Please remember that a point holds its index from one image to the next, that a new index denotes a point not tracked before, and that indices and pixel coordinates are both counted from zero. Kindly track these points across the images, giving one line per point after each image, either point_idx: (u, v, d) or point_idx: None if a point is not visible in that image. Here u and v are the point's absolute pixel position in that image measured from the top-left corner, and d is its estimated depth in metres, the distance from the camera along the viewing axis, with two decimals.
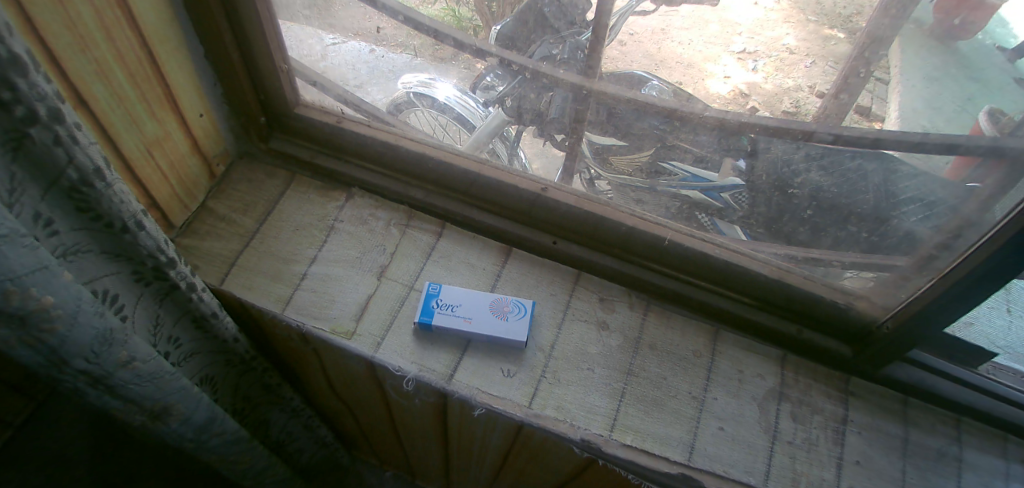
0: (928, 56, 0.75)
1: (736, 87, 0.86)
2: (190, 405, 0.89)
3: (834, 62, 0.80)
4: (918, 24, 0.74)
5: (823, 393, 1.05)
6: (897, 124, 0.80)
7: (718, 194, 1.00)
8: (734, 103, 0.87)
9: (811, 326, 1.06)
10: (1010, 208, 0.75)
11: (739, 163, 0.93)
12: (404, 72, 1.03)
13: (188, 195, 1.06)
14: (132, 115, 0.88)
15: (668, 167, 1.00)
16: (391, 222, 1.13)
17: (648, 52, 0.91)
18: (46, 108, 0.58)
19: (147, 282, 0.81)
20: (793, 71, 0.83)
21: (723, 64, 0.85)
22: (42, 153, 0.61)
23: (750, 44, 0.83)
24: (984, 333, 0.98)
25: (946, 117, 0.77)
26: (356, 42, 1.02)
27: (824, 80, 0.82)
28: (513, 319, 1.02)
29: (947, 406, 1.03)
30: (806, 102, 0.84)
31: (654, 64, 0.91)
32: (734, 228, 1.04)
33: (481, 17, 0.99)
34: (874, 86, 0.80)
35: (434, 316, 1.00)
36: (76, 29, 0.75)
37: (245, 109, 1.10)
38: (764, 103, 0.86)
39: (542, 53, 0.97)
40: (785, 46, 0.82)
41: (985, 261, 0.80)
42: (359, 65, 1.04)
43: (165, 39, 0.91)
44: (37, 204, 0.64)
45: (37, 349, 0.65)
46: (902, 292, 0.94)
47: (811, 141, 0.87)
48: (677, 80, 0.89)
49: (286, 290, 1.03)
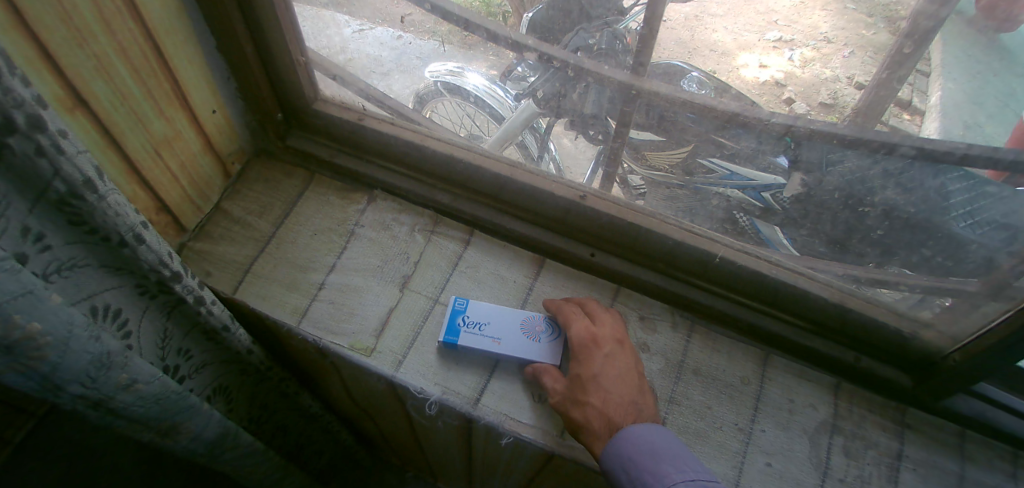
0: (969, 49, 0.68)
1: (772, 76, 0.78)
2: (200, 423, 0.82)
3: (874, 53, 0.72)
4: (960, 15, 0.66)
5: (879, 425, 0.96)
6: (937, 117, 0.72)
7: (760, 194, 0.98)
8: (769, 93, 0.79)
9: (871, 354, 0.96)
10: None
11: (780, 159, 0.88)
12: (432, 59, 0.94)
13: (202, 196, 0.99)
14: (137, 112, 0.81)
15: (709, 165, 0.99)
16: (415, 228, 1.05)
17: (681, 40, 0.80)
18: (25, 115, 0.51)
19: (152, 296, 0.74)
20: (831, 60, 0.74)
21: (758, 52, 0.77)
22: (23, 165, 0.54)
23: (786, 33, 0.75)
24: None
25: (987, 114, 0.71)
26: (383, 29, 0.93)
27: (863, 71, 0.73)
28: (545, 341, 0.92)
29: (1007, 441, 0.93)
30: (844, 94, 0.75)
31: (688, 52, 0.81)
32: (774, 228, 1.00)
33: (511, 3, 0.86)
34: (915, 79, 0.72)
35: (460, 335, 0.92)
36: (71, 20, 0.68)
37: (262, 104, 1.02)
38: (800, 94, 0.78)
39: (577, 42, 0.90)
40: (824, 34, 0.73)
41: None
42: (384, 54, 0.95)
43: (173, 31, 0.83)
44: (25, 220, 0.57)
45: (27, 375, 0.58)
46: (974, 321, 0.83)
47: (891, 155, 0.77)
48: (711, 68, 0.81)
49: (302, 301, 0.96)
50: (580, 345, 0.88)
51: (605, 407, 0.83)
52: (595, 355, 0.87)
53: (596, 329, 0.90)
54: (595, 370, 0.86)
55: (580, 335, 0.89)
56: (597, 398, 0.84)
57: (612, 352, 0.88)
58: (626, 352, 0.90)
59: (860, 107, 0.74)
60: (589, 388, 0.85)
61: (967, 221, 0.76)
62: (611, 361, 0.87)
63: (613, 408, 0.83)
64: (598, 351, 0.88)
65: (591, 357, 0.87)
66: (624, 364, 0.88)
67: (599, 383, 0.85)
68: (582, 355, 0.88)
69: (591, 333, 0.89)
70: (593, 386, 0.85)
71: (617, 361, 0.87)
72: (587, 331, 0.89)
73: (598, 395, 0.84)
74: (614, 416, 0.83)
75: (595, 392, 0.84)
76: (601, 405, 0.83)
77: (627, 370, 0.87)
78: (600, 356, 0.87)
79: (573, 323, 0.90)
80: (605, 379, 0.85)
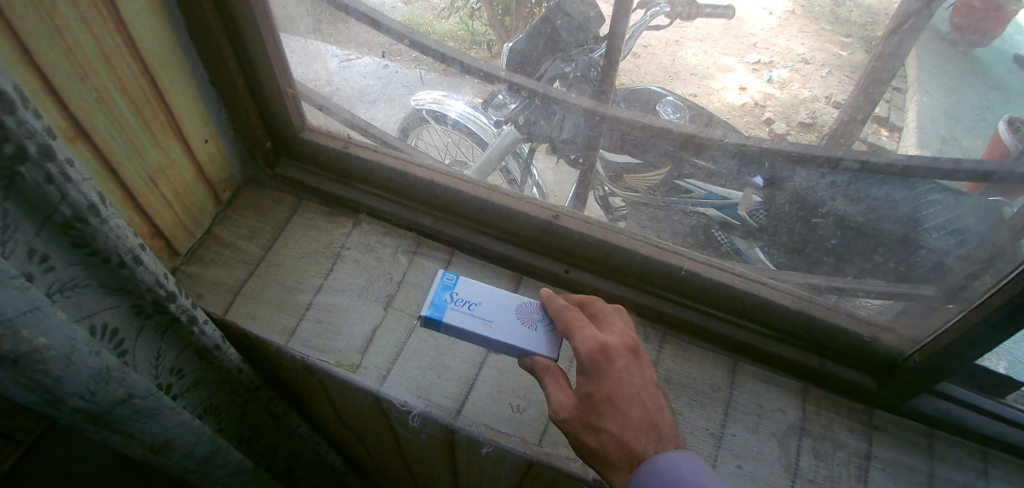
0: (939, 70, 0.76)
1: (752, 97, 0.89)
2: (193, 438, 0.86)
3: (849, 73, 0.81)
4: (937, 33, 0.74)
5: (847, 427, 1.00)
6: (914, 132, 0.80)
7: (736, 212, 1.06)
8: (750, 114, 0.90)
9: (834, 358, 1.01)
10: None
11: (756, 179, 0.96)
12: (417, 89, 1.07)
13: (194, 221, 1.04)
14: (134, 143, 0.86)
15: (686, 185, 1.09)
16: (398, 249, 1.10)
17: (663, 65, 0.96)
18: (36, 145, 0.57)
19: (147, 316, 0.79)
20: (809, 81, 0.84)
21: (736, 74, 0.88)
22: (33, 191, 0.59)
23: (765, 56, 0.85)
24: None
25: (964, 127, 0.77)
26: (371, 57, 1.02)
27: (839, 90, 0.82)
28: (541, 330, 0.84)
29: (971, 438, 0.98)
30: (823, 113, 0.84)
31: (668, 76, 0.95)
32: (754, 248, 1.06)
33: (494, 32, 1.12)
34: (892, 96, 0.79)
35: (446, 312, 0.85)
36: (74, 57, 0.74)
37: (251, 134, 1.08)
38: (781, 114, 0.87)
39: (555, 71, 1.10)
40: (801, 56, 0.84)
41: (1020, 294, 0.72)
42: (371, 79, 1.06)
43: (168, 66, 0.89)
44: (31, 240, 0.62)
45: (31, 388, 0.62)
46: (930, 324, 0.88)
47: (836, 170, 0.87)
48: (691, 91, 0.93)
49: (290, 321, 1.00)
50: (590, 361, 0.76)
51: (623, 433, 0.73)
52: (609, 372, 0.75)
53: (606, 340, 0.78)
54: (609, 390, 0.74)
55: (590, 349, 0.76)
56: (613, 423, 0.74)
57: (626, 366, 0.76)
58: (641, 363, 0.78)
59: (835, 127, 0.83)
60: (604, 411, 0.74)
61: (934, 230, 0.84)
62: (627, 376, 0.76)
63: (633, 434, 0.73)
64: (612, 366, 0.76)
65: (604, 375, 0.75)
66: (642, 379, 0.77)
67: (616, 405, 0.74)
68: (593, 372, 0.76)
69: (602, 347, 0.77)
70: (610, 410, 0.74)
71: (634, 376, 0.76)
72: (597, 344, 0.77)
73: (615, 418, 0.74)
74: (635, 443, 0.73)
75: (612, 417, 0.74)
76: (619, 430, 0.73)
77: (645, 386, 0.76)
78: (615, 373, 0.75)
79: (579, 336, 0.78)
80: (623, 400, 0.74)
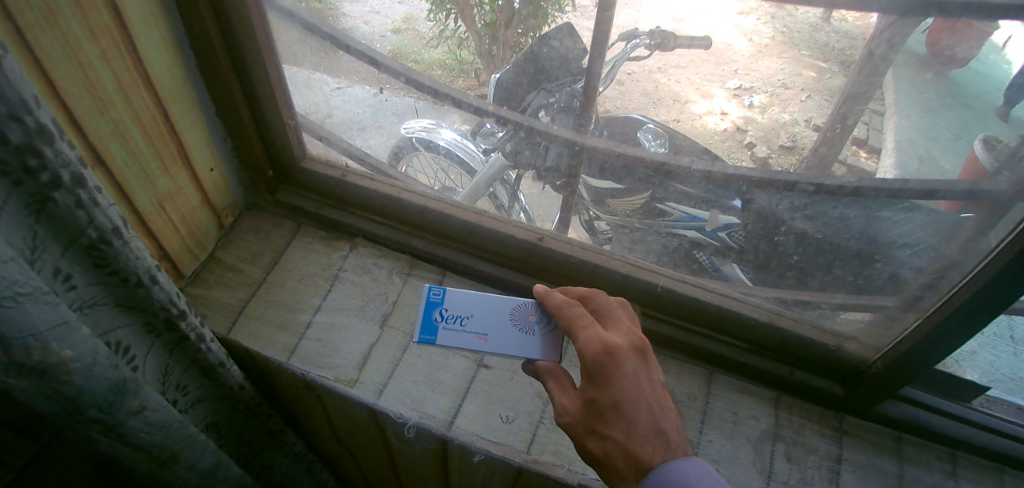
0: (913, 89, 0.77)
1: (733, 122, 0.93)
2: (197, 451, 0.90)
3: (828, 96, 0.83)
4: (912, 53, 0.75)
5: (818, 432, 1.06)
6: (893, 153, 0.83)
7: (716, 233, 1.15)
8: (731, 138, 0.96)
9: (803, 367, 1.08)
10: (1004, 234, 0.75)
11: (735, 201, 1.04)
12: (406, 115, 1.10)
13: (198, 245, 1.10)
14: (146, 171, 0.93)
15: (668, 208, 1.18)
16: (393, 271, 1.16)
17: (648, 91, 1.01)
18: (70, 174, 0.63)
19: (158, 333, 0.83)
20: (789, 106, 0.87)
21: (718, 99, 0.92)
22: (64, 214, 0.65)
23: (745, 81, 0.89)
24: (988, 361, 0.97)
25: (942, 147, 0.78)
26: (360, 85, 1.06)
27: (819, 113, 0.85)
28: (538, 333, 0.86)
29: (938, 440, 1.04)
30: (802, 135, 0.88)
31: (653, 102, 1.00)
32: (732, 266, 1.15)
33: (482, 60, 1.07)
34: (870, 118, 0.81)
35: (439, 333, 0.87)
36: (95, 92, 0.81)
37: (254, 163, 1.14)
38: (762, 136, 0.93)
39: (540, 102, 1.17)
40: (779, 82, 0.88)
41: (977, 295, 0.79)
42: (361, 109, 1.09)
43: (179, 100, 0.96)
44: (57, 261, 0.68)
45: (54, 399, 0.67)
46: (891, 333, 0.95)
47: (794, 191, 0.93)
48: (673, 117, 0.98)
49: (291, 340, 1.05)
50: (595, 364, 0.72)
51: (628, 442, 0.70)
52: (615, 377, 0.71)
53: (612, 340, 0.73)
54: (615, 396, 0.71)
55: (594, 352, 0.72)
56: (619, 431, 0.70)
57: (633, 369, 0.72)
58: (649, 365, 0.74)
59: (815, 151, 0.87)
60: (609, 418, 0.71)
61: (887, 246, 0.91)
62: (634, 381, 0.72)
63: (639, 441, 0.70)
64: (618, 370, 0.71)
65: (610, 380, 0.71)
66: (650, 383, 0.73)
67: (622, 411, 0.71)
68: (598, 377, 0.72)
69: (608, 349, 0.72)
70: (615, 416, 0.71)
71: (641, 381, 0.72)
72: (602, 345, 0.72)
73: (621, 426, 0.70)
74: (640, 452, 0.70)
75: (618, 424, 0.71)
76: (624, 438, 0.70)
77: (653, 391, 0.72)
78: (622, 378, 0.71)
79: (583, 338, 0.74)
80: (629, 406, 0.71)
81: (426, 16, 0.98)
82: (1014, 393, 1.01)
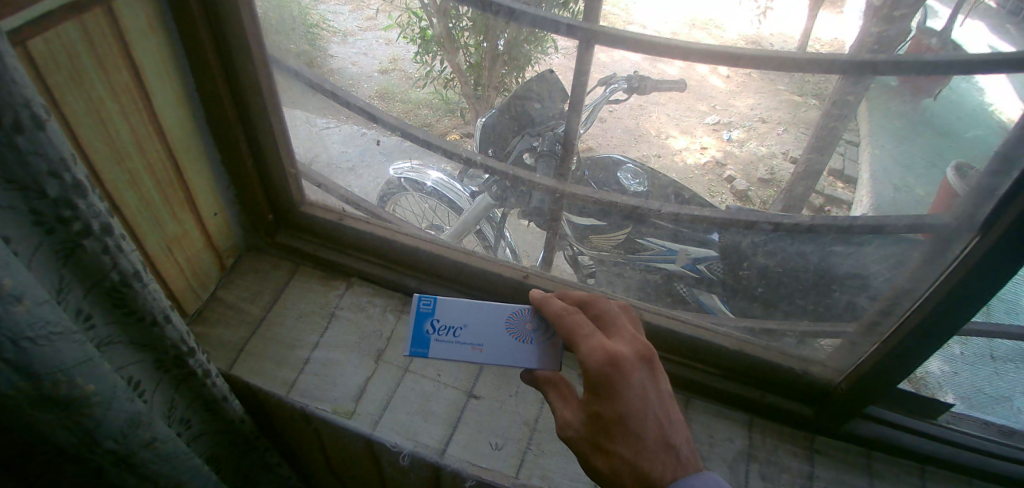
0: (888, 118, 0.83)
1: (711, 157, 1.03)
2: (200, 483, 0.94)
3: (803, 129, 0.88)
4: (886, 86, 0.80)
5: (790, 451, 1.13)
6: (868, 184, 0.88)
7: (695, 265, 1.27)
8: (711, 173, 1.06)
9: (773, 391, 1.15)
10: (943, 271, 0.83)
11: (714, 233, 1.12)
12: (394, 156, 1.21)
13: (201, 285, 1.16)
14: (156, 216, 0.99)
15: (651, 243, 1.27)
16: (387, 309, 1.23)
17: (625, 127, 1.12)
18: (99, 223, 0.69)
19: (166, 369, 0.89)
20: (767, 139, 0.94)
21: (699, 138, 1.00)
22: (91, 260, 0.71)
23: (722, 117, 0.95)
24: (968, 381, 1.04)
25: (917, 174, 0.84)
26: (348, 124, 1.16)
27: (795, 147, 0.91)
28: (532, 343, 0.87)
29: (905, 456, 1.11)
30: (781, 168, 0.95)
31: (634, 136, 1.11)
32: (714, 298, 1.26)
33: (466, 100, 1.13)
34: (846, 149, 0.87)
35: (431, 345, 0.87)
36: (115, 145, 0.89)
37: (255, 208, 1.21)
38: (741, 172, 1.00)
39: (525, 145, 1.37)
40: (757, 116, 0.94)
41: (923, 321, 0.87)
42: (350, 147, 1.20)
43: (187, 150, 1.03)
44: (80, 301, 0.74)
45: (74, 430, 0.73)
46: (853, 356, 1.03)
47: (753, 230, 1.03)
48: (652, 153, 1.08)
49: (290, 375, 1.11)
50: (600, 376, 0.71)
51: (636, 457, 0.69)
52: (621, 389, 0.70)
53: (617, 350, 0.72)
54: (621, 408, 0.70)
55: (599, 363, 0.71)
56: (626, 446, 0.70)
57: (640, 379, 0.72)
58: (655, 374, 0.73)
59: (791, 185, 0.95)
60: (615, 433, 0.70)
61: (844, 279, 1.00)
62: (640, 391, 0.71)
63: (647, 456, 0.70)
64: (625, 381, 0.71)
65: (616, 392, 0.70)
66: (656, 393, 0.72)
67: (628, 425, 0.70)
68: (603, 389, 0.71)
69: (613, 359, 0.71)
70: (622, 431, 0.70)
71: (648, 391, 0.71)
72: (606, 355, 0.71)
73: (628, 441, 0.70)
74: (649, 468, 0.69)
75: (624, 439, 0.70)
76: (631, 454, 0.70)
77: (659, 401, 0.72)
78: (628, 390, 0.70)
79: (585, 348, 0.73)
80: (636, 420, 0.70)
81: (412, 58, 1.04)
82: (974, 409, 1.07)
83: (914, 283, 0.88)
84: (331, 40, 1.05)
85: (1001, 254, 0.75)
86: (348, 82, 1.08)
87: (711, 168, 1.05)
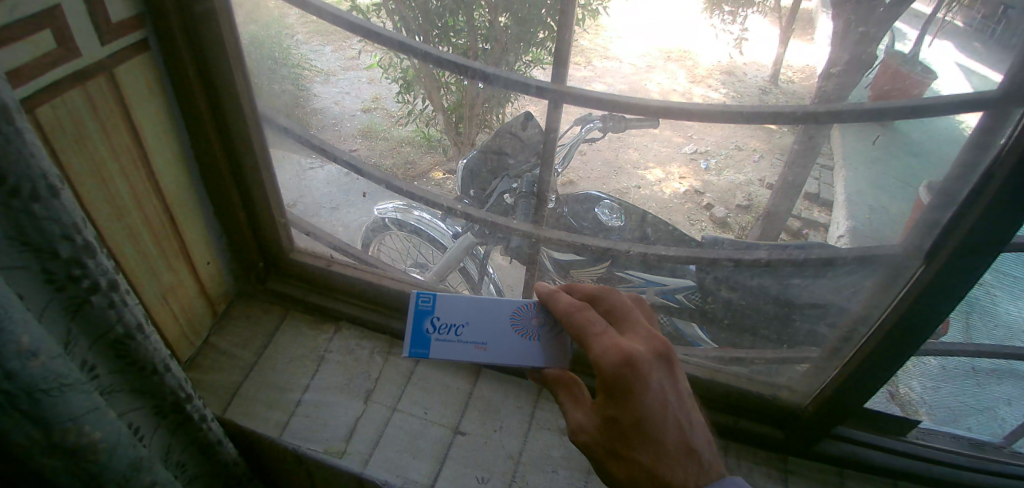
0: (861, 149, 0.88)
1: (689, 187, 1.14)
2: None
3: (778, 157, 1.00)
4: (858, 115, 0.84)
5: (765, 474, 1.19)
6: (844, 206, 0.98)
7: (673, 295, 1.32)
8: (690, 201, 1.17)
9: (745, 417, 1.21)
10: (889, 304, 0.91)
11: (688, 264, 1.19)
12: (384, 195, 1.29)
13: (193, 332, 1.21)
14: (152, 266, 1.04)
15: (628, 276, 1.34)
16: (375, 351, 1.27)
17: (607, 158, 1.29)
18: (105, 280, 0.75)
19: (163, 415, 0.92)
20: (744, 166, 1.08)
21: (671, 174, 1.12)
22: (97, 314, 0.76)
23: (700, 148, 1.05)
24: (948, 395, 1.13)
25: (893, 193, 0.90)
26: (335, 167, 1.22)
27: (771, 173, 1.03)
28: (535, 338, 0.89)
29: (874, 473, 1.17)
30: (758, 194, 1.09)
31: (614, 169, 1.30)
32: (691, 324, 1.33)
33: (450, 137, 1.21)
34: (818, 175, 0.96)
35: (433, 345, 0.90)
36: (115, 203, 0.95)
37: (246, 256, 1.27)
38: (720, 198, 1.13)
39: (504, 187, 1.45)
40: (733, 145, 1.07)
41: (874, 348, 0.95)
42: (336, 192, 1.28)
43: (182, 203, 1.09)
44: (86, 354, 0.78)
45: (79, 476, 0.77)
46: (818, 380, 1.10)
47: (715, 265, 1.10)
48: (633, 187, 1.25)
49: (282, 417, 1.15)
50: (617, 378, 0.70)
51: (653, 463, 0.71)
52: (639, 393, 0.71)
53: (633, 350, 0.72)
54: (639, 412, 0.71)
55: (616, 365, 0.70)
56: (644, 452, 0.71)
57: (657, 380, 0.72)
58: (671, 371, 0.74)
59: (768, 209, 1.05)
60: (633, 438, 0.71)
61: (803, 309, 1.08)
62: (657, 392, 0.71)
63: (664, 461, 0.71)
64: (642, 383, 0.70)
65: (634, 396, 0.71)
66: (673, 393, 0.73)
67: (646, 430, 0.71)
68: (619, 393, 0.71)
69: (631, 361, 0.71)
70: (639, 436, 0.71)
71: (664, 392, 0.72)
72: (623, 356, 0.71)
73: (647, 447, 0.71)
74: (668, 472, 0.71)
75: (642, 445, 0.71)
76: (649, 460, 0.71)
77: (675, 400, 0.73)
78: (647, 392, 0.71)
79: (601, 350, 0.72)
80: (653, 423, 0.71)
81: (393, 96, 1.10)
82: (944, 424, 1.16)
83: (863, 311, 0.96)
84: (314, 79, 1.12)
85: (931, 284, 0.83)
86: (332, 120, 1.16)
87: (688, 197, 1.17)
